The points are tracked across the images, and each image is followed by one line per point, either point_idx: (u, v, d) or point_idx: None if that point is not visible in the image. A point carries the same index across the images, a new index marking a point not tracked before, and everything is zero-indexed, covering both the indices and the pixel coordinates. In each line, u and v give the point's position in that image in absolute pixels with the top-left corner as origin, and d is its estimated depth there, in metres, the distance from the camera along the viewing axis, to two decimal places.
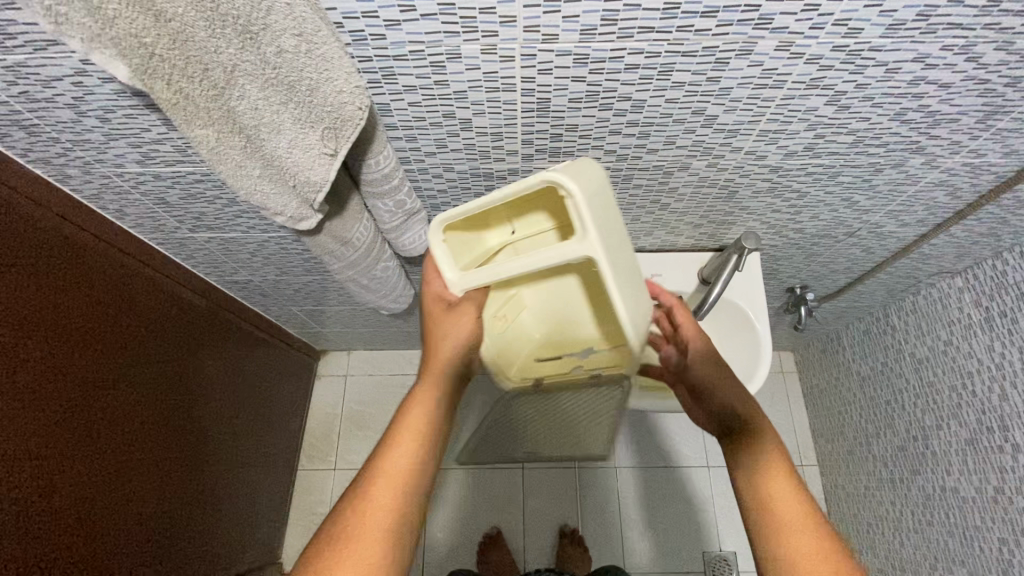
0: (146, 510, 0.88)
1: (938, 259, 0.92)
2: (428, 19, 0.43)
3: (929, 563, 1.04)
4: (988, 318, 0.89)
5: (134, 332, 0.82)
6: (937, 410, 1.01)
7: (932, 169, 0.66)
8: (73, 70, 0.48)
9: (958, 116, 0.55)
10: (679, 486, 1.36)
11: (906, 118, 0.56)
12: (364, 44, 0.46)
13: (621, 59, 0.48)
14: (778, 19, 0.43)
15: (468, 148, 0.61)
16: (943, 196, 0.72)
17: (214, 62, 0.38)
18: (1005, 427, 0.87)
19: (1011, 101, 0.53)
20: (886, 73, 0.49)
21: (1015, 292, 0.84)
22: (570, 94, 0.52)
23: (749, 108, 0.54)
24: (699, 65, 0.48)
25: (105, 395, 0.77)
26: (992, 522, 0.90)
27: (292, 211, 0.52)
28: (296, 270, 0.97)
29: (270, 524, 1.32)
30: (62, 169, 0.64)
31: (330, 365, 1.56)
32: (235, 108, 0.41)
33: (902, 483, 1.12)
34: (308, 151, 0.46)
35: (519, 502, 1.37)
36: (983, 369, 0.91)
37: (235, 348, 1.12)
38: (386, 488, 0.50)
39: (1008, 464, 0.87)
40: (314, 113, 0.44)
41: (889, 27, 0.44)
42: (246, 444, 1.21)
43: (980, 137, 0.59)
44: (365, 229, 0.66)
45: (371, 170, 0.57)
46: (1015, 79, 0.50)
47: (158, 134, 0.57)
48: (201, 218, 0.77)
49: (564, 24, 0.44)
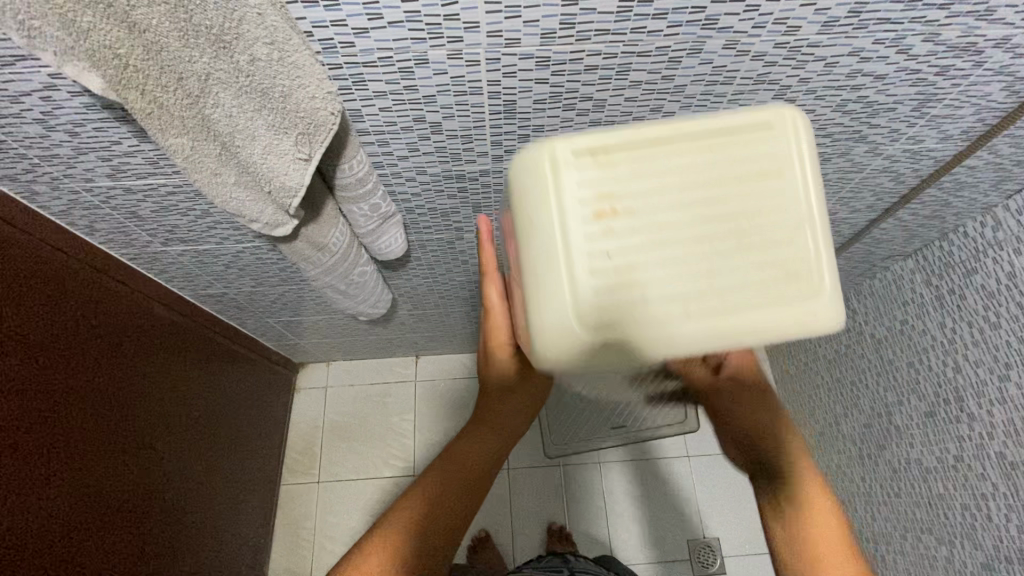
0: (122, 534, 0.85)
1: (889, 242, 0.98)
2: (395, 26, 0.45)
3: (900, 535, 1.09)
4: (939, 296, 0.95)
5: (107, 349, 0.81)
6: (897, 386, 1.06)
7: (875, 156, 0.71)
8: (41, 84, 0.48)
9: (895, 105, 0.60)
10: (658, 479, 1.39)
11: (848, 109, 0.61)
12: (334, 52, 0.47)
13: (581, 60, 0.50)
14: (723, 19, 0.47)
15: (439, 150, 0.63)
16: (889, 181, 0.78)
17: (189, 71, 0.39)
18: (960, 398, 0.91)
19: (943, 89, 0.58)
20: (826, 67, 0.54)
21: (961, 270, 0.90)
22: (534, 96, 0.54)
23: (703, 103, 0.58)
24: (653, 64, 0.52)
25: (79, 418, 0.76)
26: (954, 490, 0.94)
27: (268, 218, 0.55)
28: (272, 280, 0.97)
29: (254, 539, 1.30)
30: (30, 186, 0.64)
31: (309, 378, 1.55)
32: (210, 115, 0.43)
33: (869, 458, 1.17)
34: (283, 156, 0.49)
35: (506, 505, 1.37)
36: (936, 345, 0.96)
37: (212, 362, 1.11)
38: (417, 502, 0.58)
39: (965, 433, 0.91)
40: (288, 120, 0.47)
41: (823, 24, 0.48)
42: (224, 461, 1.17)
43: (916, 124, 0.64)
44: (342, 234, 0.66)
45: (345, 175, 0.58)
46: (944, 68, 0.54)
47: (129, 147, 0.58)
48: (174, 231, 0.77)
49: (525, 28, 0.46)
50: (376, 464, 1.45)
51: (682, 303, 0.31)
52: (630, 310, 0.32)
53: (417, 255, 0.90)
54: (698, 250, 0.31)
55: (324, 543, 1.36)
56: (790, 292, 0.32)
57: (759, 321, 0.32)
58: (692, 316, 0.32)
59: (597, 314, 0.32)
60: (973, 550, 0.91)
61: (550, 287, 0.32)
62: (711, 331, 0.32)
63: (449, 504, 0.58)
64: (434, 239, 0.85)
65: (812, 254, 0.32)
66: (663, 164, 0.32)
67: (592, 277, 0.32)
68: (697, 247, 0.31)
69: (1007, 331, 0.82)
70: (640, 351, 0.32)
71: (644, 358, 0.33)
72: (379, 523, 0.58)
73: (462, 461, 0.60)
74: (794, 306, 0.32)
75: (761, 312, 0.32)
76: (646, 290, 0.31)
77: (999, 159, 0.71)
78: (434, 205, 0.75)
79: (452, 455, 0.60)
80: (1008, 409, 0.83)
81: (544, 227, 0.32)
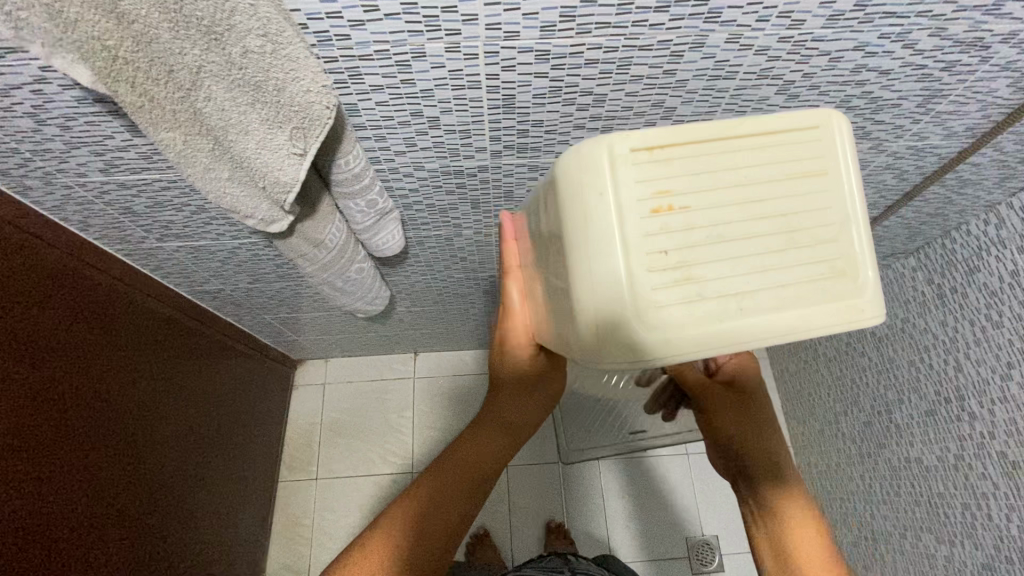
0: (118, 531, 0.85)
1: (891, 240, 0.97)
2: (391, 18, 0.44)
3: (899, 533, 1.09)
4: (941, 294, 0.95)
5: (102, 344, 0.80)
6: (897, 385, 1.06)
7: (879, 153, 0.70)
8: (31, 77, 0.47)
9: (899, 101, 0.59)
10: (655, 477, 1.39)
11: (852, 105, 0.60)
12: (329, 45, 0.46)
13: (581, 54, 0.49)
14: (726, 12, 0.46)
15: (437, 146, 0.62)
16: (892, 178, 0.77)
17: (179, 64, 0.39)
18: (961, 397, 0.91)
19: (948, 85, 0.57)
20: (830, 62, 0.53)
21: (964, 268, 0.90)
22: (533, 90, 0.53)
23: (705, 98, 0.57)
24: (655, 58, 0.51)
25: (75, 416, 0.75)
26: (954, 489, 0.94)
27: (263, 214, 0.54)
28: (269, 277, 0.96)
29: (252, 535, 1.30)
30: (23, 181, 0.63)
31: (307, 374, 1.55)
32: (202, 109, 0.42)
33: (869, 457, 1.16)
34: (277, 151, 0.47)
35: (505, 502, 1.37)
36: (938, 343, 0.95)
37: (209, 358, 1.10)
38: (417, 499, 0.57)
39: (965, 432, 0.91)
40: (282, 114, 0.45)
41: (828, 18, 0.47)
42: (221, 458, 1.17)
43: (920, 121, 0.63)
44: (338, 230, 0.65)
45: (341, 171, 0.58)
46: (949, 64, 0.53)
47: (122, 141, 0.57)
48: (169, 226, 0.76)
49: (524, 21, 0.45)
50: (374, 461, 1.44)
51: (739, 299, 0.33)
52: (689, 307, 0.33)
53: (415, 251, 0.89)
54: (746, 245, 0.33)
55: (322, 540, 1.36)
56: (830, 285, 0.34)
57: (810, 317, 0.34)
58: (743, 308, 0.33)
59: (658, 304, 0.33)
60: (972, 549, 0.91)
61: (611, 277, 0.33)
62: (764, 326, 0.33)
63: (449, 502, 0.57)
64: (432, 235, 0.84)
65: (845, 251, 0.34)
66: (713, 167, 0.34)
67: (652, 268, 0.33)
68: (747, 242, 0.33)
69: (1009, 331, 0.81)
70: (696, 347, 0.33)
71: (701, 348, 0.34)
72: (376, 522, 0.57)
73: (465, 458, 0.59)
74: (842, 303, 0.34)
75: (804, 304, 0.34)
76: (702, 282, 0.33)
77: (1003, 156, 0.70)
78: (432, 201, 0.74)
79: (454, 453, 0.60)
80: (1009, 408, 0.82)
81: (601, 219, 0.33)
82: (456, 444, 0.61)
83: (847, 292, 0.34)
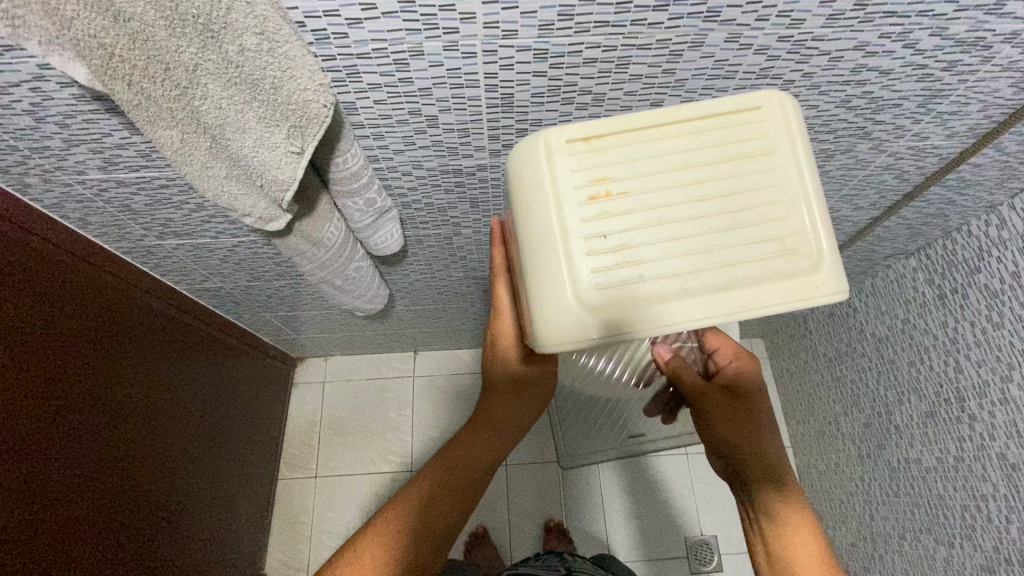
0: (118, 528, 0.85)
1: (892, 240, 0.97)
2: (389, 16, 0.44)
3: (898, 534, 1.09)
4: (941, 295, 0.94)
5: (101, 342, 0.80)
6: (897, 386, 1.06)
7: (879, 153, 0.70)
8: (30, 75, 0.47)
9: (900, 101, 0.59)
10: (654, 476, 1.39)
11: (852, 105, 0.59)
12: (326, 43, 0.46)
13: (580, 53, 0.49)
14: (725, 12, 0.45)
15: (436, 144, 0.62)
16: (892, 179, 0.77)
17: (176, 61, 0.39)
18: (961, 398, 0.91)
19: (949, 85, 0.57)
20: (830, 62, 0.52)
21: (965, 269, 0.89)
22: (532, 89, 0.53)
23: (704, 98, 0.57)
24: (654, 58, 0.50)
25: (75, 413, 0.75)
26: (954, 491, 0.94)
27: (261, 212, 0.54)
28: (269, 275, 0.97)
29: (252, 533, 1.30)
30: (22, 179, 0.63)
31: (307, 372, 1.55)
32: (199, 108, 0.42)
33: (868, 458, 1.16)
34: (274, 150, 0.47)
35: (504, 501, 1.37)
36: (938, 344, 0.95)
37: (208, 356, 1.10)
38: (413, 499, 0.57)
39: (965, 433, 0.90)
40: (279, 112, 0.45)
41: (828, 17, 0.47)
42: (220, 456, 1.17)
43: (921, 121, 0.63)
44: (336, 229, 0.65)
45: (339, 169, 0.57)
46: (950, 63, 0.53)
47: (120, 139, 0.57)
48: (168, 224, 0.76)
49: (522, 19, 0.45)
50: (374, 459, 1.44)
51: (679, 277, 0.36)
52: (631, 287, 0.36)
53: (414, 250, 0.89)
54: (680, 225, 0.36)
55: (321, 538, 1.36)
56: (771, 263, 0.36)
57: (752, 292, 0.36)
58: (682, 283, 0.36)
59: (603, 284, 0.36)
60: (972, 550, 0.91)
61: (557, 259, 0.37)
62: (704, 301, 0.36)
63: (446, 503, 0.57)
64: (431, 235, 0.84)
65: (786, 229, 0.36)
66: (651, 157, 0.37)
67: (594, 250, 0.36)
68: (685, 224, 0.36)
69: (1010, 331, 0.81)
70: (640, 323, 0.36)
71: (647, 322, 0.36)
72: (370, 521, 0.57)
73: (461, 458, 0.59)
74: (782, 278, 0.36)
75: (742, 279, 0.36)
76: (640, 262, 0.36)
77: (1005, 157, 0.70)
78: (430, 199, 0.74)
79: (451, 452, 0.60)
80: (1010, 409, 0.82)
81: (545, 207, 0.37)
82: (452, 444, 0.61)
83: (792, 268, 0.36)
